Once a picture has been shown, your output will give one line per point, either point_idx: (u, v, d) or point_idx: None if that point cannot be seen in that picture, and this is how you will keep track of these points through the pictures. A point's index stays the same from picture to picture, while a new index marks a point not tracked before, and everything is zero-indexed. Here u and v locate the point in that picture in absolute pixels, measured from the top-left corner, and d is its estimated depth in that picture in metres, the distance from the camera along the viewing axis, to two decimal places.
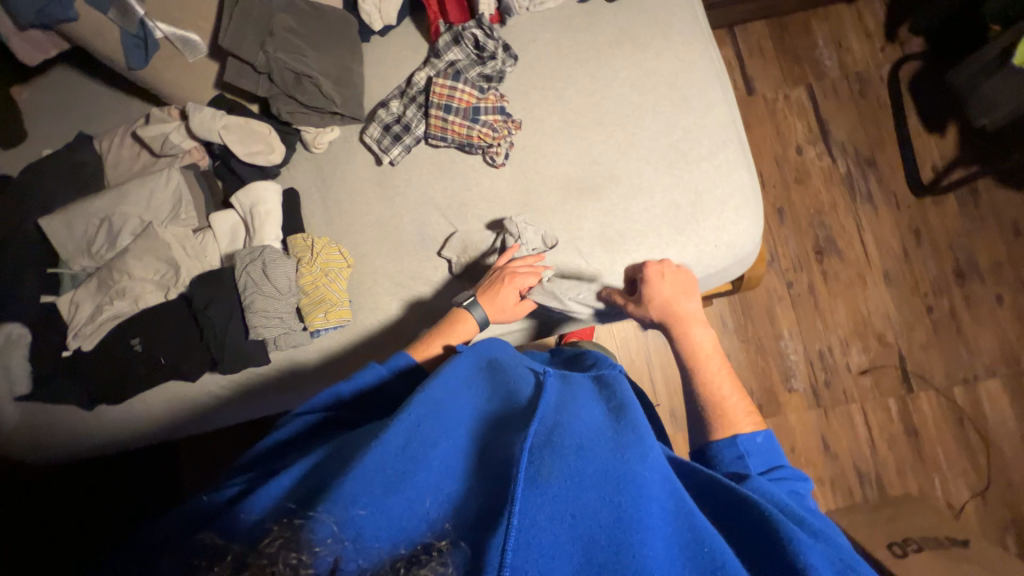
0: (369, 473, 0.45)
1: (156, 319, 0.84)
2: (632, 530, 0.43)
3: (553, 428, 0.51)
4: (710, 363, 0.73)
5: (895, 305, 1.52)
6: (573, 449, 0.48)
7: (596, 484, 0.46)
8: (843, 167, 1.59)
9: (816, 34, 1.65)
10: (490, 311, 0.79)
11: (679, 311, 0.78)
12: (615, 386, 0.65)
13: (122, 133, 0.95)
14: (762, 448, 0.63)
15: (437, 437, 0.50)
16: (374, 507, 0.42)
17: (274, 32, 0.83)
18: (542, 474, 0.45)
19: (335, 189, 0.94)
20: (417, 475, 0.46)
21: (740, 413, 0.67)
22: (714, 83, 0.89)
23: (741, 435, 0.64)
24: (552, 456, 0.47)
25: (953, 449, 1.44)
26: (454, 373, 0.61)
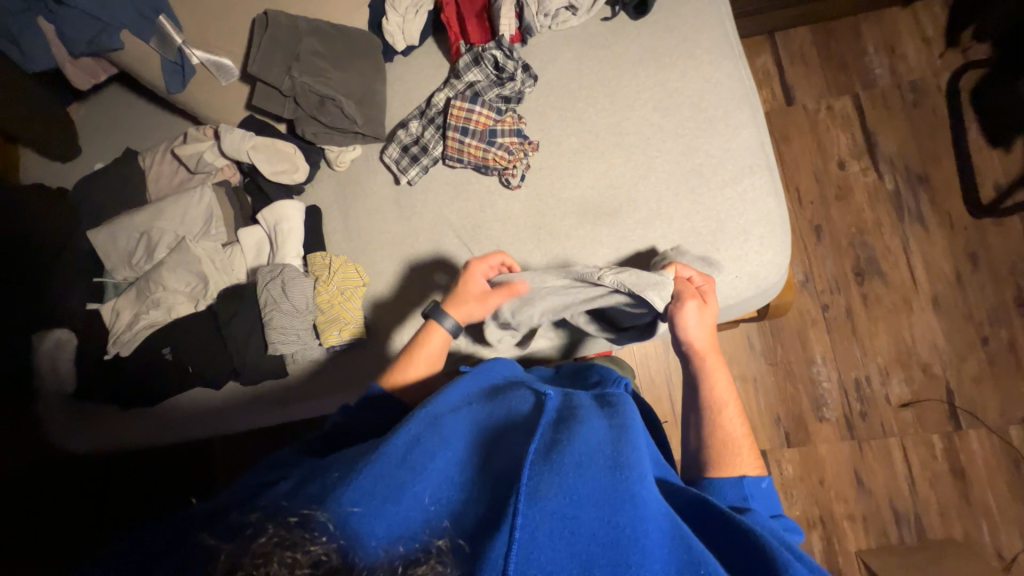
0: (370, 481, 0.46)
1: (183, 329, 0.89)
2: (629, 550, 0.43)
3: (552, 445, 0.50)
4: (728, 405, 0.68)
5: (945, 333, 1.40)
6: (570, 467, 0.47)
7: (595, 503, 0.45)
8: (891, 183, 1.48)
9: (866, 39, 1.54)
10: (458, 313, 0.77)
11: (712, 346, 0.70)
12: (619, 402, 0.61)
13: (163, 150, 1.00)
14: (766, 492, 0.62)
15: (435, 450, 0.50)
16: (374, 510, 0.44)
17: (300, 57, 0.86)
18: (540, 490, 0.45)
19: (355, 207, 0.96)
20: (415, 488, 0.47)
21: (746, 454, 0.65)
22: (743, 104, 0.85)
23: (749, 477, 0.62)
24: (549, 475, 0.46)
25: (1005, 494, 1.32)
26: (456, 393, 0.61)
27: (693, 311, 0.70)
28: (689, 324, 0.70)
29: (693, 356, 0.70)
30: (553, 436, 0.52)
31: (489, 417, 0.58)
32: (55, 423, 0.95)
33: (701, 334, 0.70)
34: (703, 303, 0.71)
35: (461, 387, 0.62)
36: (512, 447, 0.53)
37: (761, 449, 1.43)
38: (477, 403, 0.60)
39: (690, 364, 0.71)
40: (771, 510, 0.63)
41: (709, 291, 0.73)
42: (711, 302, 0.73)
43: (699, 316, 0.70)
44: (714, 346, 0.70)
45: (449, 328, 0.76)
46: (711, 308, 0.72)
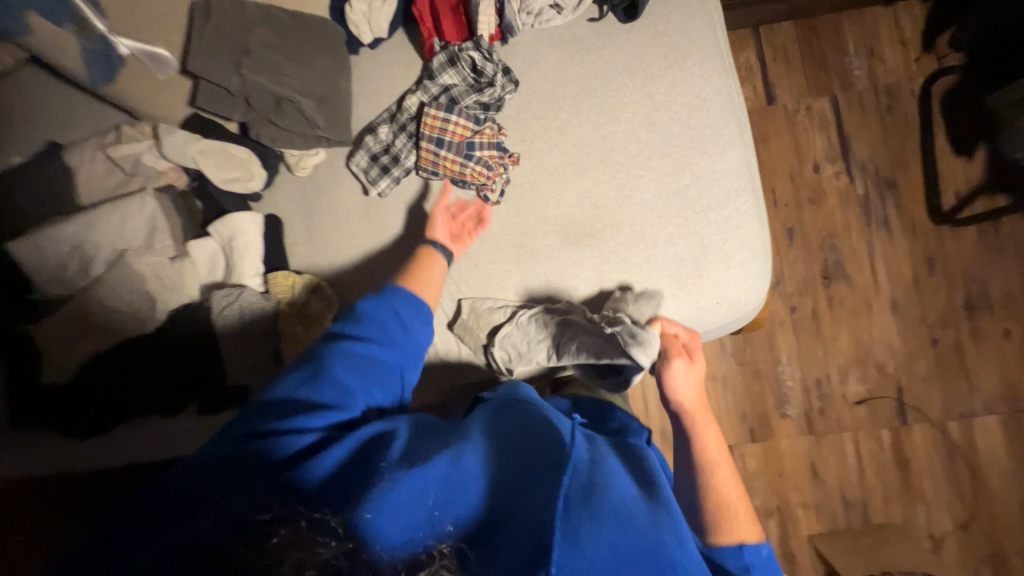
0: (400, 498, 0.47)
1: (132, 355, 0.80)
2: None
3: (592, 485, 0.50)
4: (722, 467, 0.70)
5: (900, 335, 1.48)
6: (613, 517, 0.47)
7: (634, 559, 0.46)
8: (861, 187, 1.51)
9: (848, 39, 1.53)
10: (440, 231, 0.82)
11: (701, 405, 0.75)
12: (643, 457, 0.62)
13: (94, 148, 0.89)
14: (766, 561, 0.60)
15: (468, 481, 0.51)
16: (397, 521, 0.45)
17: (250, 51, 0.77)
18: (580, 533, 0.45)
19: (319, 218, 0.89)
20: (429, 493, 0.49)
21: (744, 519, 0.64)
22: (730, 123, 0.83)
23: (747, 542, 0.61)
24: (592, 521, 0.46)
25: (941, 482, 1.44)
26: (479, 421, 0.61)
27: (677, 371, 0.76)
28: (674, 383, 0.76)
29: (683, 414, 0.75)
30: (591, 474, 0.52)
31: (525, 434, 0.58)
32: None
33: (689, 394, 0.76)
34: (687, 362, 0.76)
35: (491, 411, 0.63)
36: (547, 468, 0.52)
37: (727, 444, 1.49)
38: (514, 420, 0.61)
39: (681, 422, 0.75)
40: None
41: (694, 351, 0.78)
42: (699, 361, 0.78)
43: (685, 375, 0.76)
44: (702, 406, 0.76)
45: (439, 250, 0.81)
46: (699, 366, 0.78)
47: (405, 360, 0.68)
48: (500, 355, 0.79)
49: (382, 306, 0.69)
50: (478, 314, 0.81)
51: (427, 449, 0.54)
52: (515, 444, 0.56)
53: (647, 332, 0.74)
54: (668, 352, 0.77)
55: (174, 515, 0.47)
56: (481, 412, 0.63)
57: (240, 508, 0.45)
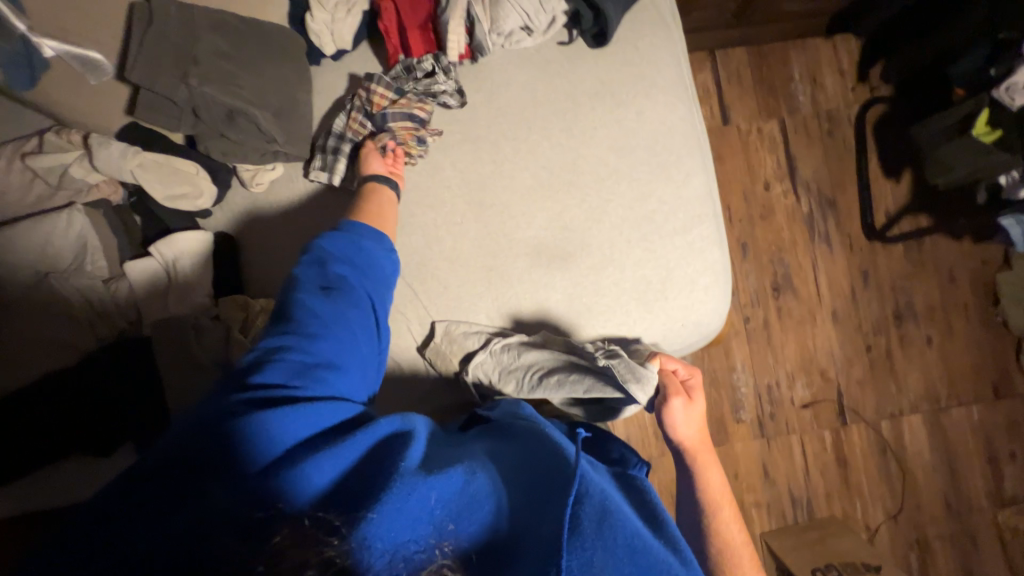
0: (405, 512, 0.45)
1: (56, 390, 0.71)
2: None
3: (609, 509, 0.50)
4: (727, 511, 0.69)
5: (839, 342, 1.60)
6: (625, 546, 0.48)
7: None
8: (806, 205, 1.62)
9: (794, 66, 1.63)
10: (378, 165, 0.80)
11: (703, 443, 0.72)
12: (639, 483, 0.61)
13: (11, 155, 0.77)
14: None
15: (478, 496, 0.49)
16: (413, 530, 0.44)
17: (199, 60, 0.71)
18: (594, 565, 0.46)
19: (276, 237, 0.83)
20: (432, 495, 0.47)
21: (748, 563, 0.66)
22: (693, 151, 0.86)
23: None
24: (603, 551, 0.47)
25: (874, 477, 1.57)
26: (488, 442, 0.60)
27: (679, 414, 0.72)
28: (676, 425, 0.71)
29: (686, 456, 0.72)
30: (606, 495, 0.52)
31: (539, 450, 0.58)
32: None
33: (690, 432, 0.72)
34: (687, 402, 0.73)
35: (497, 430, 0.63)
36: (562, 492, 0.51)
37: None
38: (529, 436, 0.59)
39: (684, 464, 0.72)
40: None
41: (693, 388, 0.74)
42: (699, 396, 0.75)
43: (686, 415, 0.72)
44: (704, 442, 0.72)
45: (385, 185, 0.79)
46: (699, 401, 0.74)
47: (379, 293, 0.66)
48: (472, 380, 0.78)
49: (352, 245, 0.66)
50: (450, 338, 0.80)
51: (440, 459, 0.53)
52: (525, 462, 0.56)
53: (646, 373, 0.72)
54: (666, 391, 0.73)
55: (169, 495, 0.45)
56: (495, 429, 0.63)
57: (236, 501, 0.44)
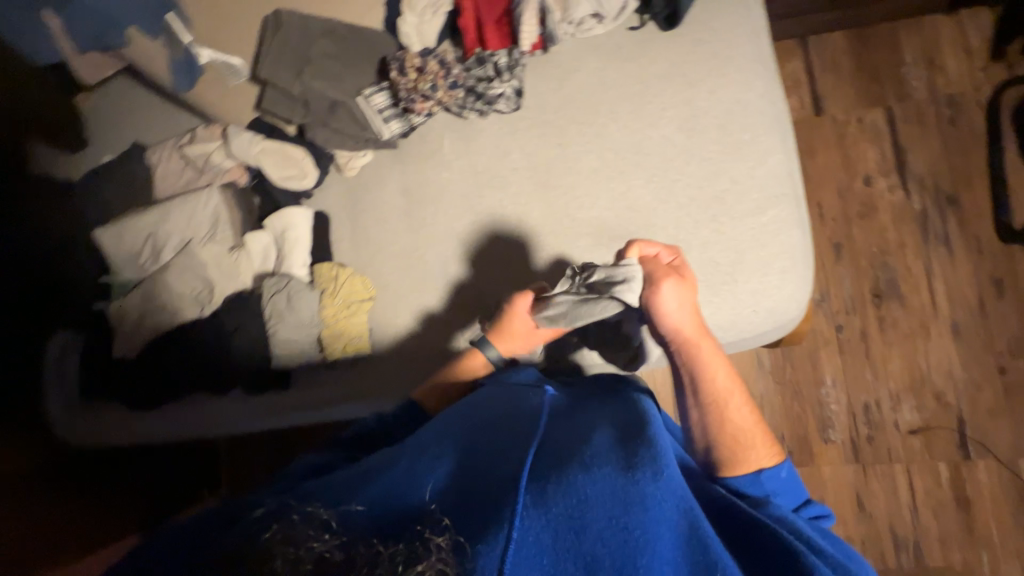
0: (380, 491, 0.50)
1: (189, 334, 0.88)
2: (638, 552, 0.45)
3: (557, 449, 0.52)
4: (730, 390, 0.66)
5: (961, 362, 1.37)
6: (580, 467, 0.49)
7: (603, 504, 0.47)
8: (918, 203, 1.42)
9: (905, 48, 1.46)
10: (502, 344, 0.77)
11: (699, 332, 0.68)
12: (637, 401, 0.65)
13: (172, 148, 0.99)
14: (784, 482, 0.62)
15: (434, 462, 0.54)
16: (370, 506, 0.48)
17: (311, 60, 0.84)
18: (546, 493, 0.47)
19: (364, 215, 0.94)
20: (386, 484, 0.51)
21: (760, 444, 0.64)
22: (772, 129, 0.81)
23: (765, 470, 0.61)
24: (555, 480, 0.48)
25: (1009, 526, 1.31)
26: (450, 418, 0.64)
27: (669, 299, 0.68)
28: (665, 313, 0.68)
29: (683, 347, 0.68)
30: (553, 441, 0.54)
31: (487, 420, 0.60)
32: (48, 420, 0.94)
33: (685, 319, 0.68)
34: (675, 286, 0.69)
35: (457, 408, 0.67)
36: (513, 446, 0.54)
37: None
38: (494, 412, 0.62)
39: (680, 357, 0.68)
40: (795, 501, 0.63)
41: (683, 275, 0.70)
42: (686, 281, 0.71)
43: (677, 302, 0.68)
44: (701, 330, 0.68)
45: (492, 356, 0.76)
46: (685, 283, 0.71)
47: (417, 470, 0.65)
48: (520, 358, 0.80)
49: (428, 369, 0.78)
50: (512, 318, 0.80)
51: (392, 457, 0.56)
52: (484, 426, 0.59)
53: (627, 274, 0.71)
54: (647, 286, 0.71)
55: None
56: (461, 401, 0.69)
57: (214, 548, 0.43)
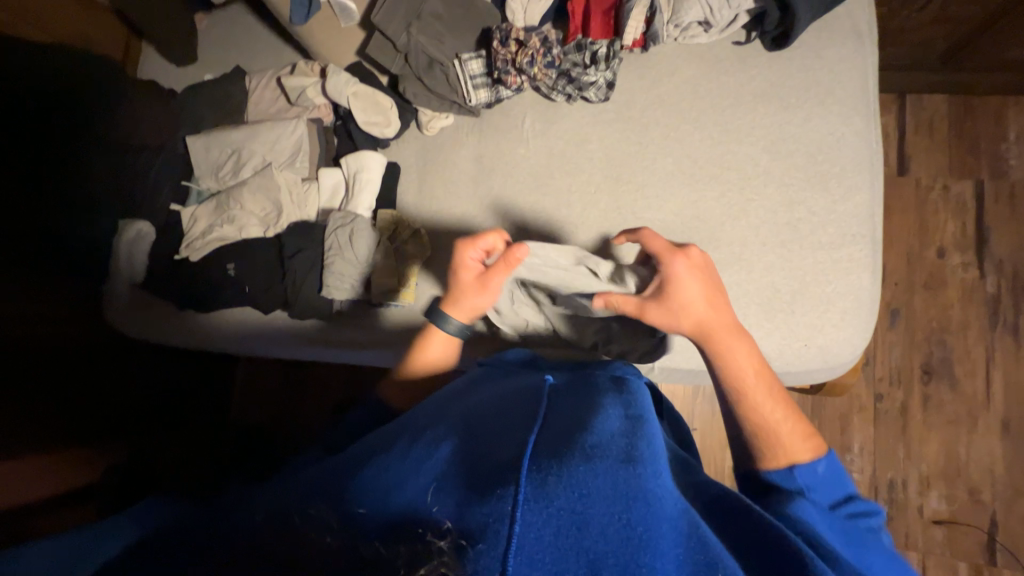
0: (371, 486, 0.42)
1: (252, 250, 0.93)
2: (643, 551, 0.35)
3: (553, 435, 0.44)
4: (758, 382, 0.63)
5: (1006, 461, 1.28)
6: (580, 456, 0.40)
7: (604, 497, 0.37)
8: (992, 286, 1.34)
9: (1009, 125, 1.39)
10: (460, 314, 0.76)
11: (717, 321, 0.65)
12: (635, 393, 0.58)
13: (270, 77, 1.04)
14: (822, 479, 0.57)
15: (423, 454, 0.45)
16: (375, 508, 0.39)
17: (421, 16, 0.87)
18: (547, 482, 0.38)
19: (432, 173, 0.96)
20: (380, 477, 0.43)
21: (796, 437, 0.60)
22: (863, 168, 0.79)
23: (798, 465, 0.57)
24: (553, 467, 0.39)
25: None
26: (433, 408, 0.57)
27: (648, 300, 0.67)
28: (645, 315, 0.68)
29: (705, 340, 0.65)
30: (551, 427, 0.46)
31: (480, 413, 0.53)
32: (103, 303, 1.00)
33: (701, 307, 0.64)
34: (667, 286, 0.66)
35: (440, 400, 0.61)
36: (507, 435, 0.45)
37: None
38: (487, 405, 0.54)
39: (705, 348, 0.65)
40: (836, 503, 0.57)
41: (683, 272, 0.66)
42: (694, 277, 0.66)
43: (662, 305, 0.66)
44: (716, 319, 0.65)
45: (453, 330, 0.76)
46: (693, 277, 0.66)
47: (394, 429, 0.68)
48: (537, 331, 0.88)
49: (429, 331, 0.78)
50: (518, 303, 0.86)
51: (378, 448, 0.49)
52: (475, 418, 0.52)
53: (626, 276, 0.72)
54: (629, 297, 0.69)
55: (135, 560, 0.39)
56: (455, 386, 0.66)
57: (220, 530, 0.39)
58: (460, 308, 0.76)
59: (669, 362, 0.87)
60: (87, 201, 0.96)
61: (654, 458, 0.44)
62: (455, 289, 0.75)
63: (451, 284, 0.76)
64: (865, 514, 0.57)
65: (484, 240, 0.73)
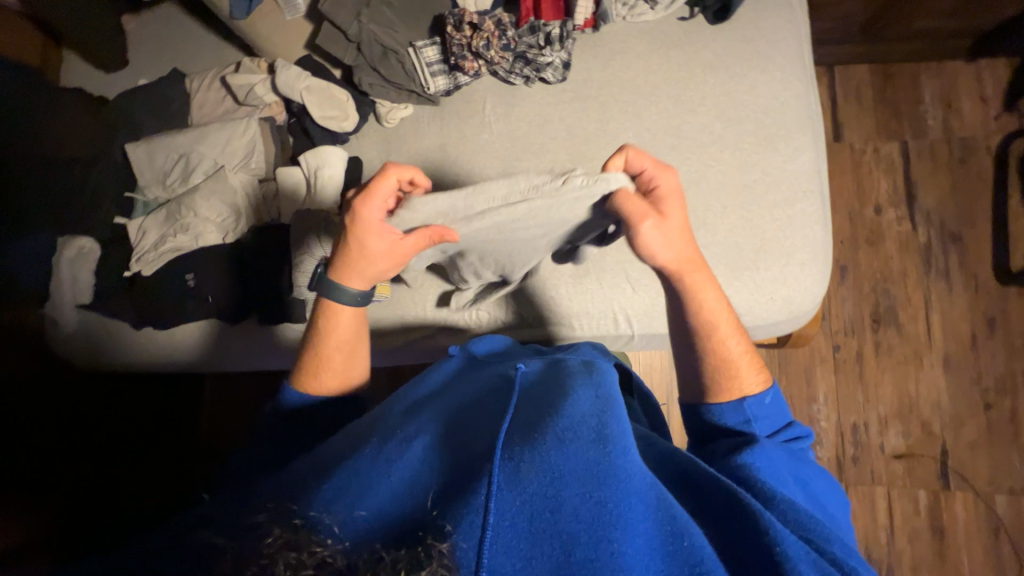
0: (345, 491, 0.41)
1: (208, 256, 0.87)
2: (613, 527, 0.38)
3: (530, 422, 0.45)
4: (720, 316, 0.64)
5: (949, 393, 1.41)
6: (552, 441, 0.42)
7: (576, 480, 0.40)
8: (924, 236, 1.47)
9: (925, 89, 1.52)
10: (358, 280, 0.66)
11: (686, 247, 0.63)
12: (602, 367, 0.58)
13: (213, 77, 0.99)
14: (769, 410, 0.60)
15: (401, 448, 0.45)
16: (376, 509, 0.38)
17: (372, 5, 0.86)
18: (520, 470, 0.39)
19: (396, 165, 0.94)
20: (358, 478, 0.42)
21: (749, 371, 0.62)
22: (806, 128, 0.84)
23: (749, 397, 0.60)
24: (528, 455, 0.41)
25: (979, 558, 1.34)
26: (408, 403, 0.57)
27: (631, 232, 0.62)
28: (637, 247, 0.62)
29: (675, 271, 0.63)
30: (527, 415, 0.47)
31: (458, 407, 0.52)
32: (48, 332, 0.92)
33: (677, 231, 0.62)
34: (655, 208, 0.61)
35: (411, 394, 0.60)
36: (484, 426, 0.47)
37: None
38: (461, 399, 0.55)
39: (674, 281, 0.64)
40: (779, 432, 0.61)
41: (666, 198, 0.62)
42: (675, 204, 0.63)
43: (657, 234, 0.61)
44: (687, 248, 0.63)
45: (355, 299, 0.67)
46: (673, 203, 0.63)
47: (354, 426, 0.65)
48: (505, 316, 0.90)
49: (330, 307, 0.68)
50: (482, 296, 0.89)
51: (356, 445, 0.48)
52: (454, 411, 0.52)
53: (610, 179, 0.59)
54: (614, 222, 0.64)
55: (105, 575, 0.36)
56: (430, 371, 0.66)
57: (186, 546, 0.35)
58: (357, 273, 0.66)
59: (648, 329, 0.91)
60: (17, 220, 0.88)
61: (622, 434, 0.44)
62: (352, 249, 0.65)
63: (349, 246, 0.65)
64: (799, 439, 0.61)
65: (379, 188, 0.63)
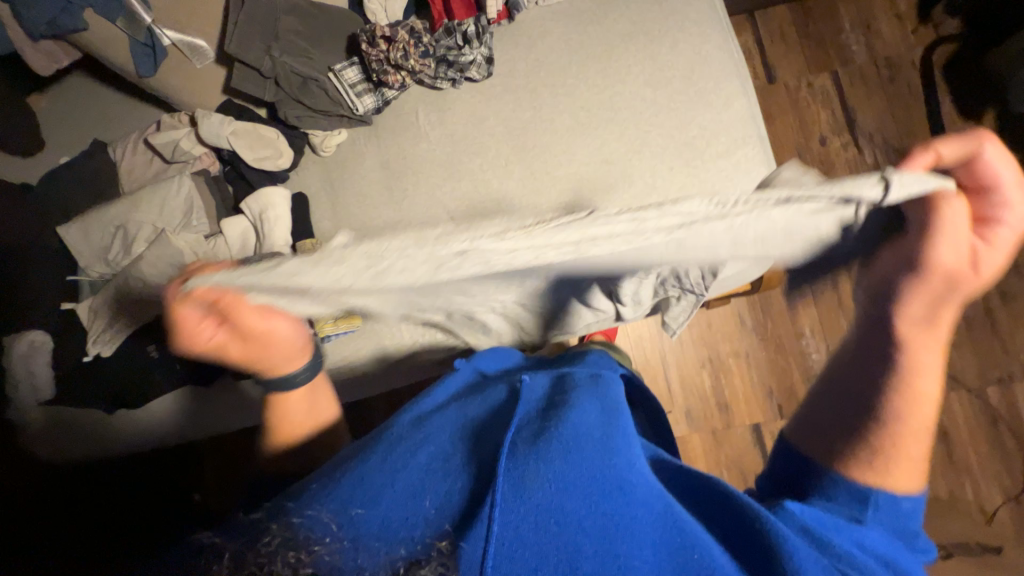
0: (347, 496, 0.42)
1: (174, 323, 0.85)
2: (619, 537, 0.40)
3: (540, 431, 0.48)
4: (926, 407, 0.50)
5: None
6: (557, 451, 0.44)
7: (581, 490, 0.42)
8: (871, 157, 1.50)
9: (843, 17, 1.56)
10: (288, 365, 0.65)
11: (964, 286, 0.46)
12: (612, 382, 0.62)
13: (135, 140, 0.96)
14: (906, 515, 0.49)
15: (406, 457, 0.47)
16: (373, 508, 0.40)
17: (280, 37, 0.83)
18: (526, 480, 0.42)
19: (343, 192, 0.92)
20: (373, 482, 0.44)
21: (917, 462, 0.51)
22: (732, 77, 0.85)
23: (884, 489, 0.49)
24: (536, 465, 0.43)
25: (985, 452, 1.38)
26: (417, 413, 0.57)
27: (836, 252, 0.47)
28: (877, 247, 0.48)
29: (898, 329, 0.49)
30: (537, 425, 0.49)
31: (470, 415, 0.54)
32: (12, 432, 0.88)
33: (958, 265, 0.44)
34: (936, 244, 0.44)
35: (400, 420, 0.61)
36: (489, 440, 0.49)
37: (756, 421, 1.45)
38: (461, 405, 0.57)
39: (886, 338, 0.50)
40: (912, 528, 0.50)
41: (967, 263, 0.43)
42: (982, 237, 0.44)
43: (892, 251, 0.47)
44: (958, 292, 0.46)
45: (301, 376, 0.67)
46: (965, 244, 0.44)
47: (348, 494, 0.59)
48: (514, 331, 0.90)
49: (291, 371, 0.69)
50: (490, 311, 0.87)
51: (370, 451, 0.49)
52: (465, 418, 0.54)
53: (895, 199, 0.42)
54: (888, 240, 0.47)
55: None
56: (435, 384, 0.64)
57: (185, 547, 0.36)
58: (281, 362, 0.64)
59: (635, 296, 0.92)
60: None
61: (625, 451, 0.48)
62: (255, 357, 0.61)
63: (240, 359, 0.60)
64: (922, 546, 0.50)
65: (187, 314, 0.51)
